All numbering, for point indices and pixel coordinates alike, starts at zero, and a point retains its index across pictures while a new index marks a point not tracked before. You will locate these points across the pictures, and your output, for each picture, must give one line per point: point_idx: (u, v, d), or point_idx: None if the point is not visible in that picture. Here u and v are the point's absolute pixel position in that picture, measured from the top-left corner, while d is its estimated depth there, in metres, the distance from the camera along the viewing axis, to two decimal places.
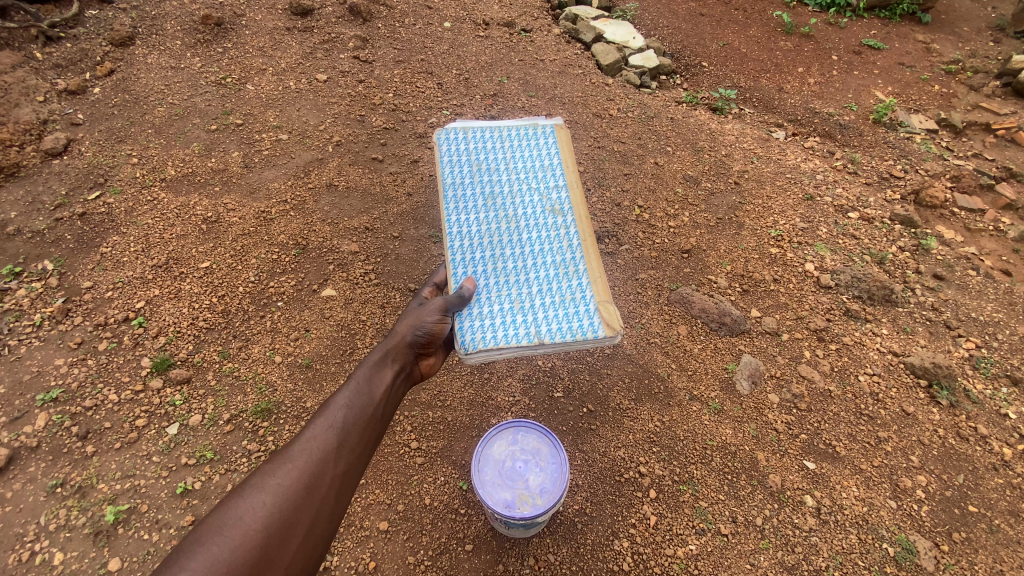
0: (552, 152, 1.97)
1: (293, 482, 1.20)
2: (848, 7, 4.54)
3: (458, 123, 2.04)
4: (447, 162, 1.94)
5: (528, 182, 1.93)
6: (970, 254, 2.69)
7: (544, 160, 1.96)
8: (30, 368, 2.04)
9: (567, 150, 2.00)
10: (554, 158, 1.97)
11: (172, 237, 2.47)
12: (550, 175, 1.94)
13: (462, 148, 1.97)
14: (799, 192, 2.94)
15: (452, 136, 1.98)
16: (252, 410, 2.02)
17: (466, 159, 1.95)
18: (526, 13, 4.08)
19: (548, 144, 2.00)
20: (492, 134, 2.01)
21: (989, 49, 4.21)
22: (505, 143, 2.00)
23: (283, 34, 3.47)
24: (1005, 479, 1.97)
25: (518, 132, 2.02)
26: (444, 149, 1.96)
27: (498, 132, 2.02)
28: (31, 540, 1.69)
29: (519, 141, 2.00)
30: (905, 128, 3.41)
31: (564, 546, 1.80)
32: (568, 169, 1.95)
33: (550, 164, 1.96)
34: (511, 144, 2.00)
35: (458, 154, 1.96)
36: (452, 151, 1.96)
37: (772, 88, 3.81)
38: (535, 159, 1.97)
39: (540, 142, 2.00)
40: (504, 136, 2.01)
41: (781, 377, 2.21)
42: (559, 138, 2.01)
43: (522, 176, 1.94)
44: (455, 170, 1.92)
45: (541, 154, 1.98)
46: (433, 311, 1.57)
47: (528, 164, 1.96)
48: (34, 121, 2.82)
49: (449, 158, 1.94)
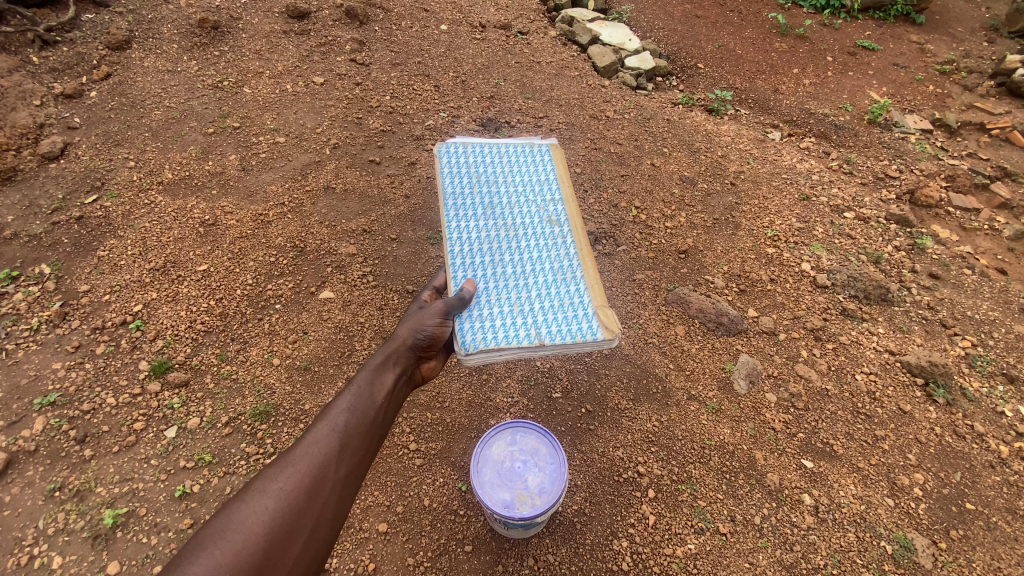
0: (549, 169, 2.04)
1: (294, 486, 1.20)
2: (843, 8, 4.56)
3: (458, 138, 2.10)
4: (447, 173, 1.98)
5: (526, 194, 1.97)
6: (965, 254, 2.71)
7: (541, 175, 2.03)
8: (28, 372, 2.04)
9: (562, 166, 2.07)
10: (550, 174, 2.03)
11: (170, 240, 2.47)
12: (546, 189, 2.00)
13: (461, 161, 2.02)
14: (795, 192, 2.96)
15: (452, 149, 2.04)
16: (251, 413, 2.02)
17: (465, 171, 2.00)
18: (522, 15, 4.10)
19: (544, 161, 2.07)
20: (491, 150, 2.07)
21: (982, 50, 4.24)
22: (503, 158, 2.06)
23: (280, 36, 3.48)
24: (1002, 477, 1.98)
25: (515, 149, 2.09)
26: (444, 161, 2.01)
27: (496, 148, 2.08)
28: (29, 544, 1.69)
29: (517, 158, 2.07)
30: (899, 129, 3.43)
31: (564, 546, 1.80)
32: (563, 184, 2.02)
33: (546, 178, 2.02)
34: (510, 159, 2.06)
35: (458, 167, 2.00)
36: (452, 163, 2.01)
37: (767, 89, 3.83)
38: (532, 174, 2.03)
39: (537, 159, 2.07)
40: (502, 152, 2.07)
41: (778, 376, 2.22)
42: (554, 155, 2.09)
43: (520, 189, 1.98)
44: (455, 180, 1.96)
45: (538, 169, 2.04)
46: (434, 315, 1.57)
47: (525, 178, 2.02)
48: (31, 126, 2.81)
49: (448, 169, 1.98)
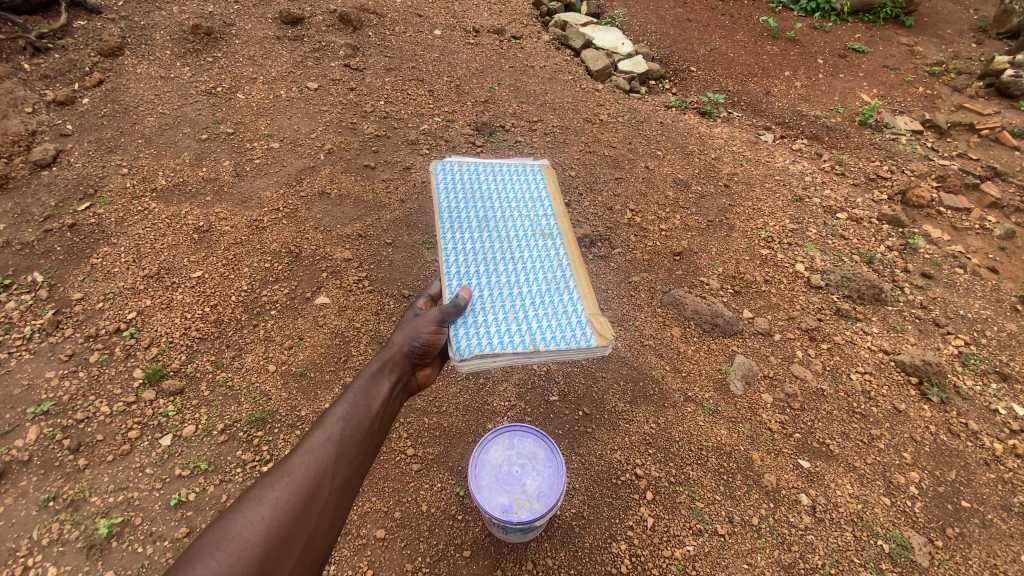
0: (541, 187, 2.06)
1: (290, 495, 1.20)
2: (832, 11, 4.61)
3: (454, 157, 2.13)
4: (443, 189, 2.01)
5: (519, 210, 1.99)
6: (957, 253, 2.73)
7: (534, 191, 2.06)
8: (21, 382, 2.02)
9: (554, 184, 2.10)
10: (542, 191, 2.06)
11: (164, 247, 2.47)
12: (539, 205, 2.02)
13: (457, 178, 2.06)
14: (788, 193, 2.98)
15: (448, 167, 2.08)
16: (247, 419, 2.01)
17: (460, 187, 2.03)
18: (516, 20, 4.12)
19: (537, 179, 2.10)
20: (484, 168, 2.11)
21: (971, 51, 4.30)
22: (497, 176, 2.09)
23: (274, 42, 3.48)
24: (996, 474, 2.00)
25: (509, 168, 2.13)
26: (440, 178, 2.04)
27: (490, 167, 2.12)
28: (23, 555, 1.67)
29: (510, 177, 2.10)
30: (890, 130, 3.47)
31: (562, 550, 1.80)
32: (556, 200, 2.04)
33: (540, 194, 2.05)
34: (503, 177, 2.09)
35: (453, 184, 2.03)
36: (447, 180, 2.04)
37: (759, 92, 3.87)
38: (525, 191, 2.06)
39: (530, 177, 2.10)
40: (496, 170, 2.11)
41: (774, 377, 2.23)
42: (546, 174, 2.12)
43: (514, 204, 2.01)
44: (450, 197, 1.99)
45: (531, 187, 2.07)
46: (430, 322, 1.57)
47: (519, 195, 2.04)
48: (22, 133, 2.80)
49: (445, 185, 2.02)
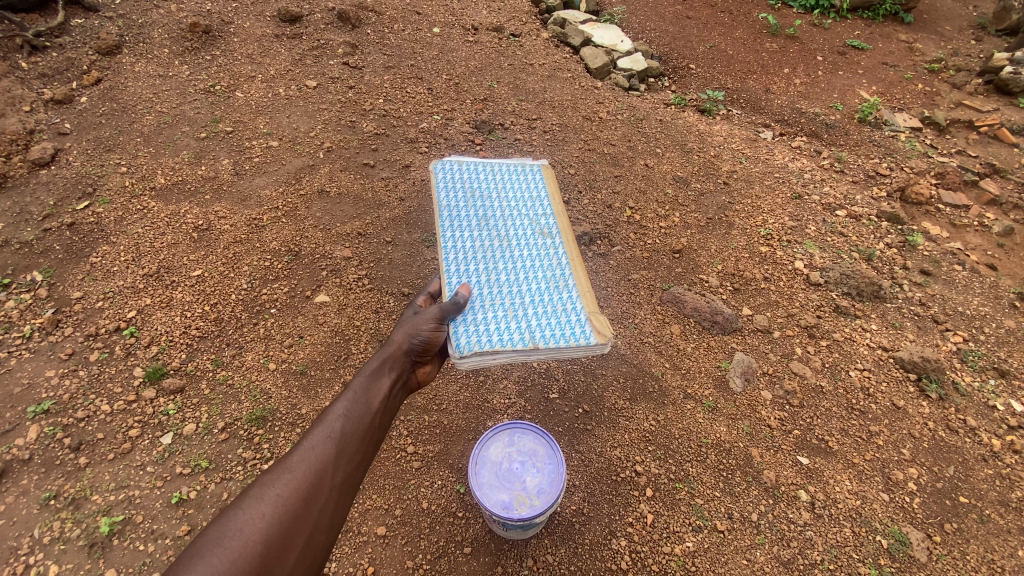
0: (540, 186, 2.07)
1: (291, 493, 1.20)
2: (832, 8, 4.61)
3: (453, 156, 2.13)
4: (442, 188, 2.01)
5: (518, 209, 2.00)
6: (956, 250, 2.74)
7: (534, 191, 2.06)
8: (21, 381, 2.02)
9: (553, 184, 2.11)
10: (542, 190, 2.07)
11: (163, 245, 2.47)
12: (538, 204, 2.02)
13: (457, 176, 2.06)
14: (788, 191, 2.98)
15: (447, 166, 2.08)
16: (247, 418, 2.01)
17: (460, 186, 2.03)
18: (515, 17, 4.11)
19: (536, 178, 2.10)
20: (484, 168, 2.11)
21: (971, 48, 4.30)
22: (497, 175, 2.10)
23: (272, 40, 3.48)
24: (994, 469, 2.01)
25: (508, 167, 2.13)
26: (440, 177, 2.04)
27: (489, 167, 2.12)
28: (25, 554, 1.67)
29: (509, 176, 2.10)
30: (889, 127, 3.47)
31: (562, 547, 1.80)
32: (555, 199, 2.05)
33: (539, 194, 2.06)
34: (503, 176, 2.09)
35: (452, 182, 2.03)
36: (447, 179, 2.04)
37: (758, 89, 3.87)
38: (525, 191, 2.06)
39: (529, 177, 2.11)
40: (495, 170, 2.11)
41: (773, 374, 2.23)
42: (545, 174, 2.13)
43: (513, 203, 2.01)
44: (450, 195, 1.99)
45: (530, 186, 2.08)
46: (430, 320, 1.58)
47: (518, 194, 2.05)
48: (21, 132, 2.79)
49: (445, 184, 2.02)
